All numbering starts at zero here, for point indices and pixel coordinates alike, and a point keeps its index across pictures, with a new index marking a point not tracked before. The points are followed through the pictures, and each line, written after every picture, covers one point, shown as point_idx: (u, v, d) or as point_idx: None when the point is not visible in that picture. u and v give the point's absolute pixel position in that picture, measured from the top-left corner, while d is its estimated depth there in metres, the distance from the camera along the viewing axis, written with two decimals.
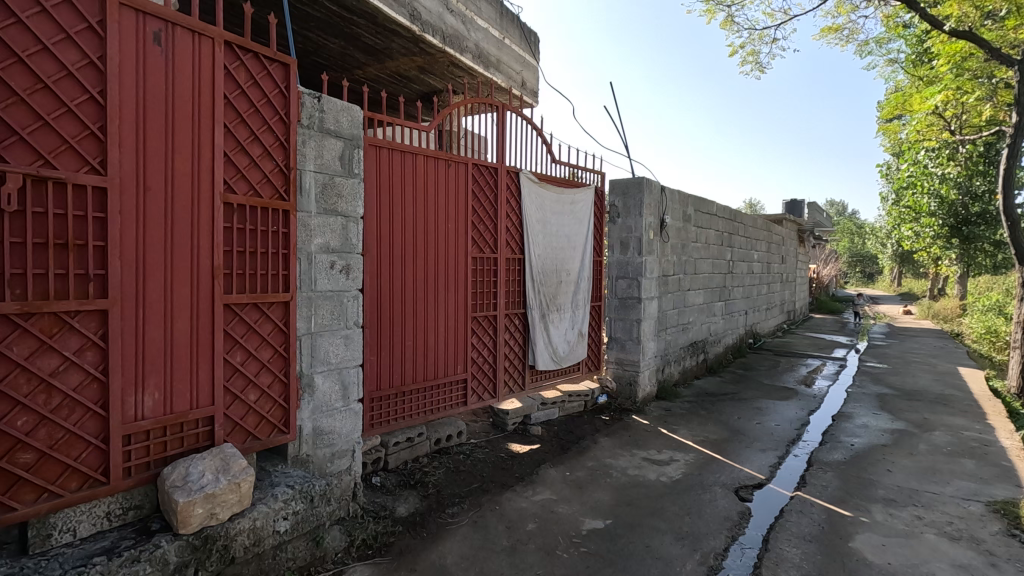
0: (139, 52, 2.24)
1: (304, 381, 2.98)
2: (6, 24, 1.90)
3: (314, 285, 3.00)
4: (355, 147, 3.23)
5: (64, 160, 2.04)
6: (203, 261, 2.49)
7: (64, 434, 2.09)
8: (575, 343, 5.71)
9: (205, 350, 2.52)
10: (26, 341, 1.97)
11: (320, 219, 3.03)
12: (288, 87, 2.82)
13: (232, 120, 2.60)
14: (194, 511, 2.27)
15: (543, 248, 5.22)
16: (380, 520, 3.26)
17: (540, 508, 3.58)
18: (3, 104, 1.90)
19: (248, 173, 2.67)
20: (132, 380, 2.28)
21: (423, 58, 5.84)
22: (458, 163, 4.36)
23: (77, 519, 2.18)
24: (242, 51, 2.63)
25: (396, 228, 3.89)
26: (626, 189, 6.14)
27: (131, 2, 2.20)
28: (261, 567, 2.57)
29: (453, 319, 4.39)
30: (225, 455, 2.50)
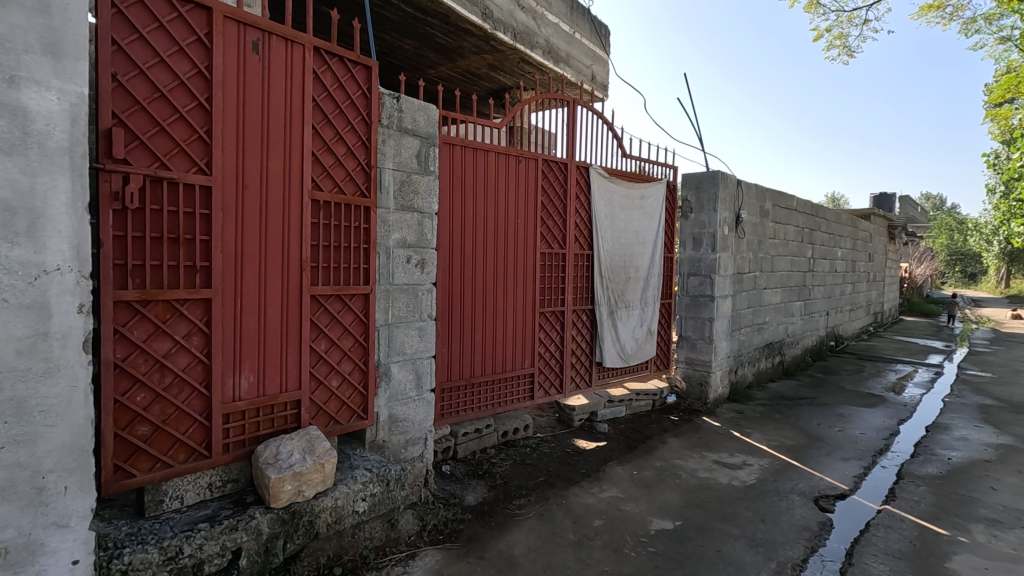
0: (240, 60, 2.43)
1: (381, 370, 3.12)
2: (130, 40, 2.11)
3: (391, 278, 3.13)
4: (431, 145, 3.34)
5: (177, 162, 2.25)
6: (293, 255, 2.66)
7: (174, 411, 2.30)
8: (643, 341, 5.61)
9: (294, 338, 2.69)
10: (143, 325, 2.19)
11: (397, 215, 3.15)
12: (369, 88, 2.96)
13: (319, 121, 2.75)
14: (284, 487, 2.44)
15: (612, 243, 5.15)
16: (451, 508, 3.37)
17: (606, 505, 3.56)
18: (127, 112, 2.11)
19: (333, 171, 2.82)
20: (231, 364, 2.48)
21: (493, 56, 5.92)
22: (529, 159, 4.39)
23: (184, 488, 2.40)
24: (329, 56, 2.77)
25: (467, 224, 3.99)
26: (699, 183, 5.96)
27: (234, 14, 2.38)
28: (341, 544, 2.72)
29: (521, 314, 4.44)
30: (311, 436, 2.66)
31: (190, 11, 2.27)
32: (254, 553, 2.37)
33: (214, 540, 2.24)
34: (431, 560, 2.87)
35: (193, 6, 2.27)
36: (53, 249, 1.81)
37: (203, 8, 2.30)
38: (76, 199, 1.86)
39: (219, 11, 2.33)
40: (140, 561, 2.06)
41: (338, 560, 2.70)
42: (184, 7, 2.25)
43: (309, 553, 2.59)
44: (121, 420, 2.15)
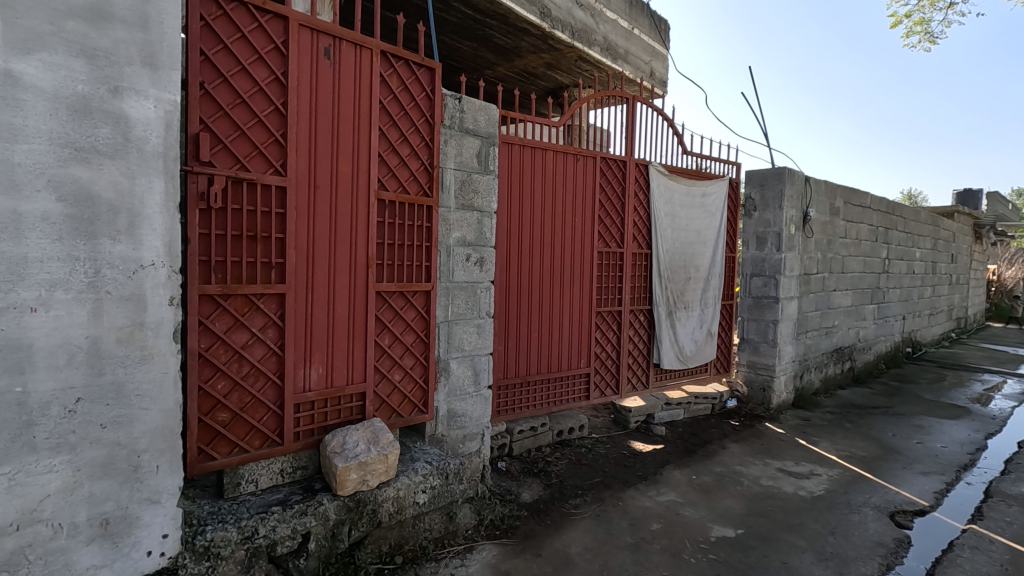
0: (313, 67, 2.54)
1: (441, 365, 3.19)
2: (215, 50, 2.25)
3: (452, 276, 3.19)
4: (491, 145, 3.37)
5: (256, 164, 2.38)
6: (360, 252, 2.76)
7: (251, 399, 2.44)
8: (703, 343, 5.45)
9: (360, 333, 2.79)
10: (224, 318, 2.33)
11: (458, 214, 3.21)
12: (433, 90, 3.02)
13: (385, 123, 2.84)
14: (350, 476, 2.54)
15: (672, 242, 5.04)
16: (507, 504, 3.39)
17: (664, 509, 3.49)
18: (213, 117, 2.25)
19: (398, 171, 2.90)
20: (302, 356, 2.60)
21: (550, 54, 5.89)
22: (587, 157, 4.36)
23: (259, 472, 2.53)
24: (395, 59, 2.86)
25: (525, 222, 4.01)
26: (764, 179, 5.74)
27: (308, 23, 2.49)
28: (402, 534, 2.81)
29: (578, 314, 4.42)
30: (375, 428, 2.75)
31: (269, 20, 2.39)
32: (322, 537, 2.48)
33: (286, 523, 2.36)
34: (488, 554, 2.91)
35: (272, 16, 2.40)
36: (149, 246, 1.97)
37: (281, 18, 2.43)
38: (168, 200, 2.00)
39: (295, 20, 2.45)
40: (221, 538, 2.20)
41: (399, 549, 2.78)
42: (264, 17, 2.37)
43: (372, 541, 2.69)
44: (204, 406, 2.30)
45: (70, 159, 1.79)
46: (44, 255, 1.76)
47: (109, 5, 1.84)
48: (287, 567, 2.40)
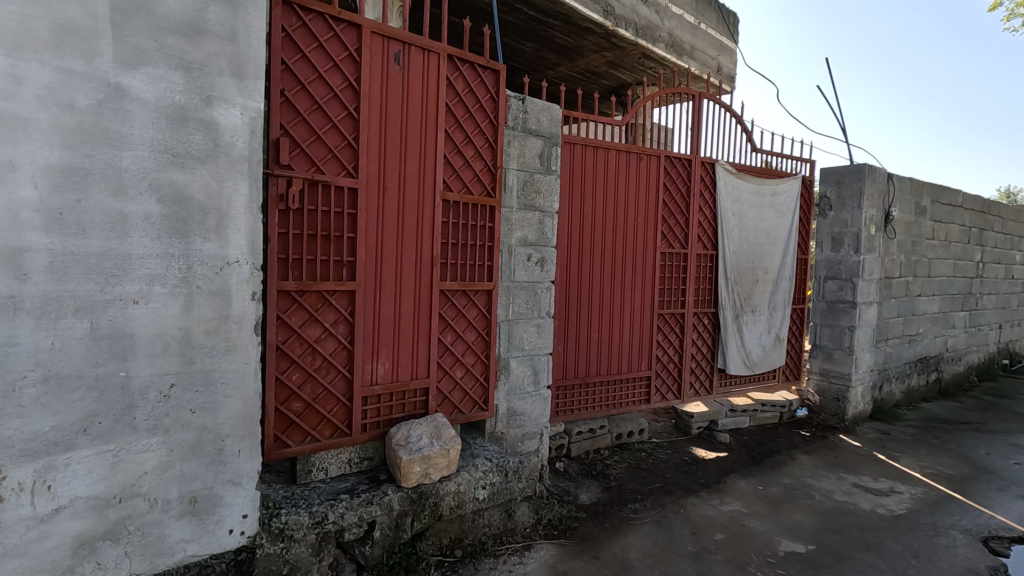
0: (384, 72, 2.63)
1: (501, 364, 3.22)
2: (295, 59, 2.37)
3: (513, 276, 3.21)
4: (554, 145, 3.37)
5: (330, 167, 2.50)
6: (425, 252, 2.84)
7: (323, 391, 2.56)
8: (771, 349, 5.22)
9: (424, 330, 2.87)
10: (300, 313, 2.46)
11: (520, 214, 3.23)
12: (497, 92, 3.07)
13: (451, 125, 2.91)
14: (413, 469, 2.61)
15: (740, 243, 4.85)
16: (565, 505, 3.38)
17: (728, 519, 3.37)
18: (292, 122, 2.38)
19: (462, 172, 2.96)
20: (370, 351, 2.70)
21: (613, 53, 5.83)
22: (651, 156, 4.28)
23: (329, 461, 2.64)
24: (461, 63, 2.92)
25: (587, 223, 3.98)
26: (841, 177, 5.42)
27: (380, 30, 2.59)
28: (462, 528, 2.87)
29: (639, 316, 4.34)
30: (438, 423, 2.81)
31: (344, 29, 2.50)
32: (386, 527, 2.56)
33: (354, 511, 2.46)
34: (546, 553, 2.91)
35: (347, 25, 2.51)
36: (234, 245, 2.11)
37: (355, 26, 2.53)
38: (252, 201, 2.13)
39: (368, 28, 2.55)
40: (294, 521, 2.31)
41: (459, 543, 2.84)
42: (340, 26, 2.49)
43: (434, 533, 2.76)
44: (280, 396, 2.44)
45: (168, 164, 1.95)
46: (145, 252, 1.92)
47: (203, 21, 1.99)
48: (353, 553, 2.50)
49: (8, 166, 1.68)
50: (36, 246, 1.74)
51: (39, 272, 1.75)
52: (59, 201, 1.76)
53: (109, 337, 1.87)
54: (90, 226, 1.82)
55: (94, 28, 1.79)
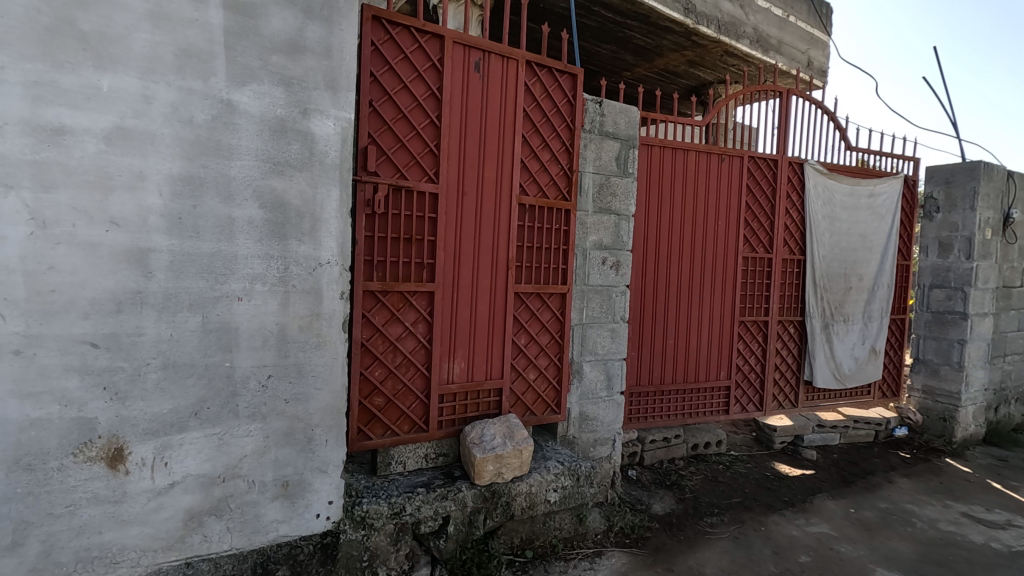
0: (465, 80, 2.72)
1: (574, 367, 3.21)
2: (383, 70, 2.50)
3: (587, 279, 3.20)
4: (631, 147, 3.33)
5: (413, 173, 2.60)
6: (501, 254, 2.89)
7: (402, 387, 2.67)
8: (865, 361, 4.85)
9: (499, 332, 2.92)
10: (383, 312, 2.58)
11: (596, 217, 3.22)
12: (574, 96, 3.08)
13: (528, 130, 2.95)
14: (487, 467, 2.66)
15: (831, 248, 4.56)
16: (638, 514, 3.32)
17: (815, 542, 3.17)
18: (379, 131, 2.51)
19: (538, 176, 2.99)
20: (447, 351, 2.78)
21: (693, 52, 5.66)
22: (733, 157, 4.11)
23: (407, 455, 2.74)
24: (539, 68, 2.96)
25: (663, 226, 3.88)
26: (951, 176, 4.95)
27: (461, 40, 2.68)
28: (533, 529, 2.89)
29: (719, 323, 4.17)
30: (511, 424, 2.85)
31: (428, 41, 2.60)
32: (460, 522, 2.63)
33: (430, 504, 2.55)
34: (617, 561, 2.87)
35: (431, 36, 2.61)
36: (326, 247, 2.25)
37: (438, 37, 2.63)
38: (342, 206, 2.27)
39: (450, 38, 2.64)
40: (374, 511, 2.43)
41: (530, 544, 2.87)
42: (424, 38, 2.59)
43: (505, 532, 2.80)
44: (363, 390, 2.56)
45: (269, 172, 2.12)
46: (248, 253, 2.10)
47: (303, 39, 2.15)
48: (428, 545, 2.58)
49: (139, 176, 1.90)
50: (160, 247, 1.95)
51: (161, 270, 1.95)
52: (178, 207, 1.97)
53: (217, 330, 2.06)
54: (203, 229, 2.01)
55: (211, 50, 1.98)
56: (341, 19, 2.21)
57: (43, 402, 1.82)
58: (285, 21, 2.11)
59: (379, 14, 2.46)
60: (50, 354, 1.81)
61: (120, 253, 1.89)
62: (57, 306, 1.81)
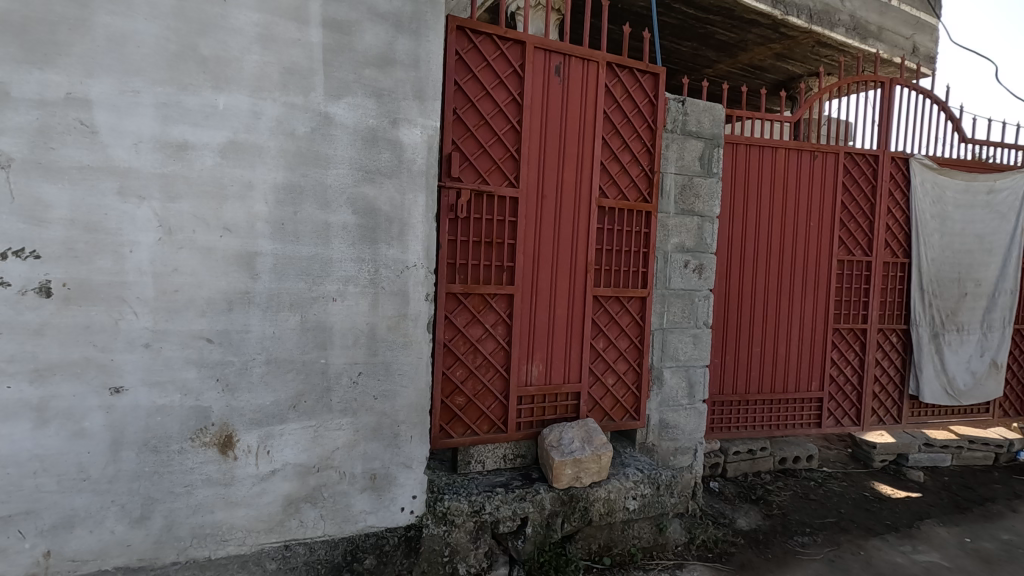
0: (545, 85, 2.74)
1: (654, 373, 3.14)
2: (466, 79, 2.57)
3: (668, 283, 3.12)
4: (715, 147, 3.21)
5: (494, 177, 2.65)
6: (580, 257, 2.88)
7: (482, 388, 2.71)
8: (983, 376, 4.39)
9: (577, 335, 2.91)
10: (464, 314, 2.64)
11: (678, 219, 3.13)
12: (656, 96, 3.01)
13: (608, 132, 2.92)
14: (565, 471, 2.66)
15: (941, 250, 4.16)
16: (720, 528, 3.19)
17: (924, 572, 2.89)
18: (462, 138, 2.57)
19: (618, 179, 2.96)
20: (526, 353, 2.80)
21: (781, 44, 5.38)
22: (827, 154, 3.86)
23: (486, 454, 2.78)
24: (619, 69, 2.92)
25: (750, 228, 3.71)
26: None
27: (543, 45, 2.70)
28: (611, 536, 2.84)
29: (810, 331, 3.93)
30: (589, 428, 2.82)
31: (510, 48, 2.65)
32: (538, 524, 2.64)
33: (508, 505, 2.58)
34: None
35: (512, 43, 2.65)
36: (413, 250, 2.34)
37: (519, 43, 2.67)
38: (428, 211, 2.35)
39: (532, 43, 2.67)
40: (455, 508, 2.49)
41: (608, 551, 2.83)
42: (506, 45, 2.64)
43: (583, 537, 2.78)
44: (445, 390, 2.63)
45: (362, 180, 2.24)
46: (342, 257, 2.22)
47: (393, 52, 2.25)
48: (507, 545, 2.61)
49: (249, 186, 2.06)
50: (265, 251, 2.11)
51: (267, 272, 2.11)
52: (282, 213, 2.12)
53: (314, 329, 2.20)
54: (303, 234, 2.15)
55: (311, 67, 2.13)
56: (428, 31, 2.30)
57: (167, 391, 2.02)
58: (377, 36, 2.22)
59: (463, 24, 2.53)
60: (173, 348, 2.01)
61: (232, 256, 2.06)
62: (179, 303, 2.00)
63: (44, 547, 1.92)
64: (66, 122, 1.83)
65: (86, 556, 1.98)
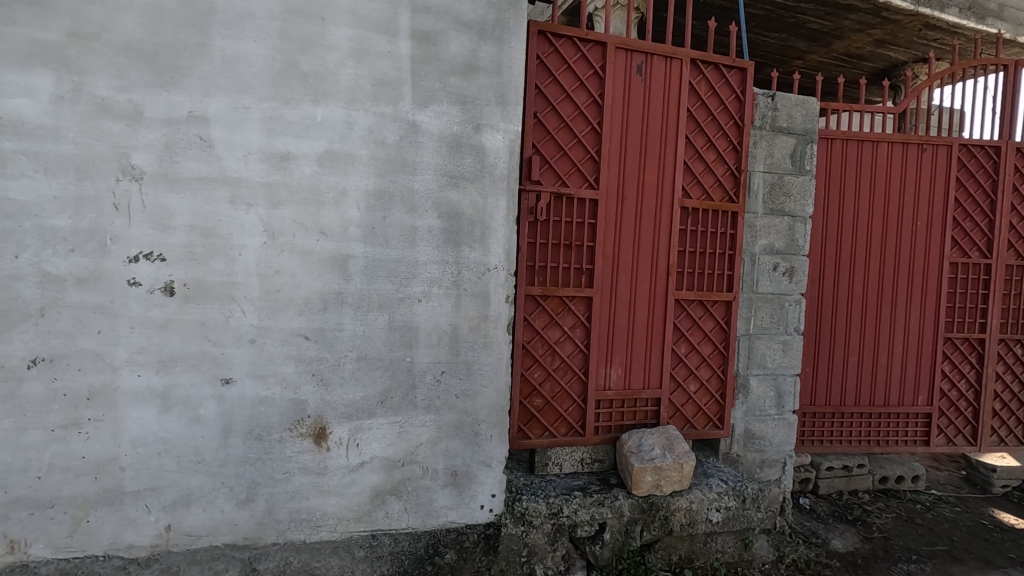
0: (627, 85, 2.70)
1: (740, 381, 3.00)
2: (547, 82, 2.58)
3: (756, 287, 2.98)
4: (809, 142, 3.03)
5: (573, 179, 2.65)
6: (661, 260, 2.81)
7: (559, 391, 2.71)
8: None
9: (658, 340, 2.84)
10: (542, 316, 2.65)
11: (766, 219, 2.98)
12: (744, 91, 2.89)
13: (692, 131, 2.83)
14: (645, 477, 2.61)
15: None
16: (812, 548, 3.00)
17: None
18: (542, 141, 2.59)
19: (702, 178, 2.86)
20: (604, 356, 2.77)
21: (882, 29, 4.98)
22: (938, 146, 3.54)
23: (563, 457, 2.78)
24: (704, 65, 2.83)
25: (847, 228, 3.46)
26: None
27: (624, 44, 2.66)
28: (693, 548, 2.75)
29: (917, 340, 3.60)
30: (670, 435, 2.75)
31: (591, 49, 2.64)
32: (616, 531, 2.61)
33: (586, 509, 2.56)
34: None
35: (593, 44, 2.64)
36: (494, 253, 2.38)
37: (600, 44, 2.65)
38: (509, 214, 2.39)
39: (613, 44, 2.64)
40: (533, 509, 2.51)
41: (689, 563, 2.74)
42: (587, 47, 2.63)
43: (662, 547, 2.70)
44: (523, 391, 2.65)
45: (446, 185, 2.31)
46: (427, 259, 2.31)
47: (477, 60, 2.31)
48: (584, 550, 2.59)
49: (343, 193, 2.19)
50: (357, 254, 2.22)
51: (358, 274, 2.23)
52: (372, 218, 2.23)
53: (400, 328, 2.29)
54: (391, 237, 2.26)
55: (400, 78, 2.22)
56: (510, 37, 2.34)
57: (270, 383, 2.17)
58: (462, 45, 2.29)
59: (545, 28, 2.54)
60: (275, 344, 2.17)
61: (327, 259, 2.19)
62: (280, 302, 2.16)
63: (165, 521, 2.13)
64: (188, 138, 2.02)
65: (200, 532, 2.17)
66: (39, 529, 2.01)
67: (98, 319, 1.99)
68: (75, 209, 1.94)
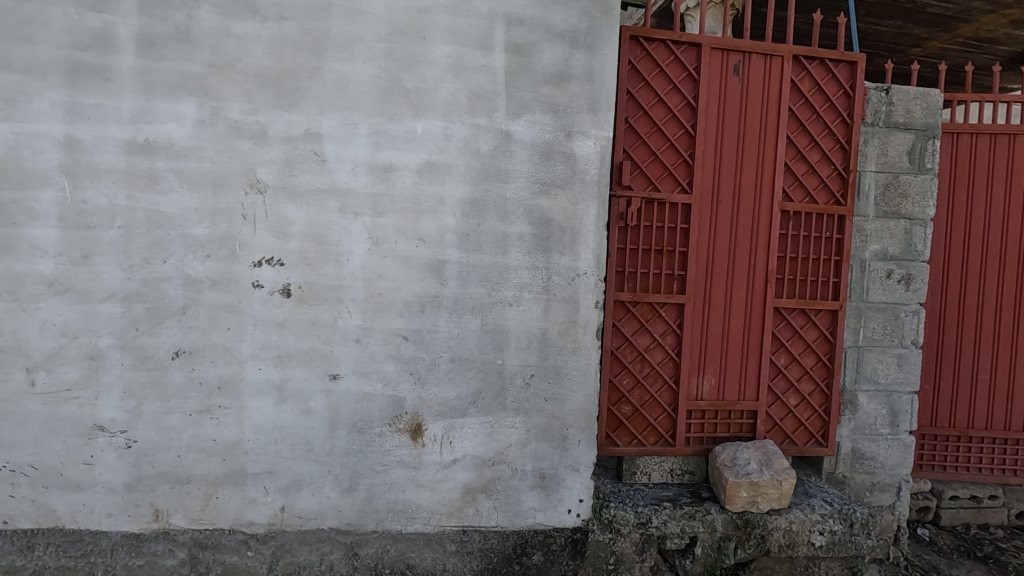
0: (722, 85, 2.62)
1: (847, 397, 2.80)
2: (639, 87, 2.56)
3: (866, 295, 2.77)
4: (930, 138, 2.78)
5: (665, 184, 2.60)
6: (759, 266, 2.69)
7: (649, 398, 2.67)
8: None
9: (755, 349, 2.72)
10: (631, 322, 2.63)
11: (878, 223, 2.77)
12: (853, 86, 2.70)
13: (794, 130, 2.69)
14: (740, 492, 2.51)
15: None
16: None
17: None
18: (634, 146, 2.57)
19: (805, 180, 2.71)
20: (696, 365, 2.69)
21: (1021, 9, 4.44)
22: None
23: (652, 467, 2.72)
24: (808, 61, 2.68)
25: (976, 231, 3.13)
26: None
27: (720, 45, 2.59)
28: (792, 571, 2.59)
29: None
30: (768, 450, 2.62)
31: (685, 51, 2.59)
32: (708, 546, 2.52)
33: (677, 521, 2.50)
34: None
35: (687, 46, 2.59)
36: (584, 258, 2.40)
37: (694, 46, 2.60)
38: (599, 220, 2.40)
39: (708, 45, 2.58)
40: (621, 516, 2.48)
41: None
42: (680, 49, 2.58)
43: (758, 568, 2.57)
44: (612, 397, 2.64)
45: (537, 192, 2.36)
46: (519, 265, 2.37)
47: (569, 68, 2.34)
48: (674, 563, 2.53)
49: (440, 202, 2.30)
50: (452, 260, 2.33)
51: (453, 279, 2.33)
52: (467, 225, 2.32)
53: (492, 331, 2.37)
54: (485, 244, 2.34)
55: (494, 90, 2.31)
56: (602, 44, 2.35)
57: (372, 380, 2.33)
58: (554, 54, 2.33)
59: (637, 33, 2.53)
60: (378, 343, 2.31)
61: (425, 264, 2.31)
62: (383, 305, 2.30)
63: (280, 502, 2.34)
64: (305, 153, 2.22)
65: (309, 514, 2.36)
66: (178, 501, 2.28)
67: (228, 317, 2.23)
68: (212, 218, 2.20)
